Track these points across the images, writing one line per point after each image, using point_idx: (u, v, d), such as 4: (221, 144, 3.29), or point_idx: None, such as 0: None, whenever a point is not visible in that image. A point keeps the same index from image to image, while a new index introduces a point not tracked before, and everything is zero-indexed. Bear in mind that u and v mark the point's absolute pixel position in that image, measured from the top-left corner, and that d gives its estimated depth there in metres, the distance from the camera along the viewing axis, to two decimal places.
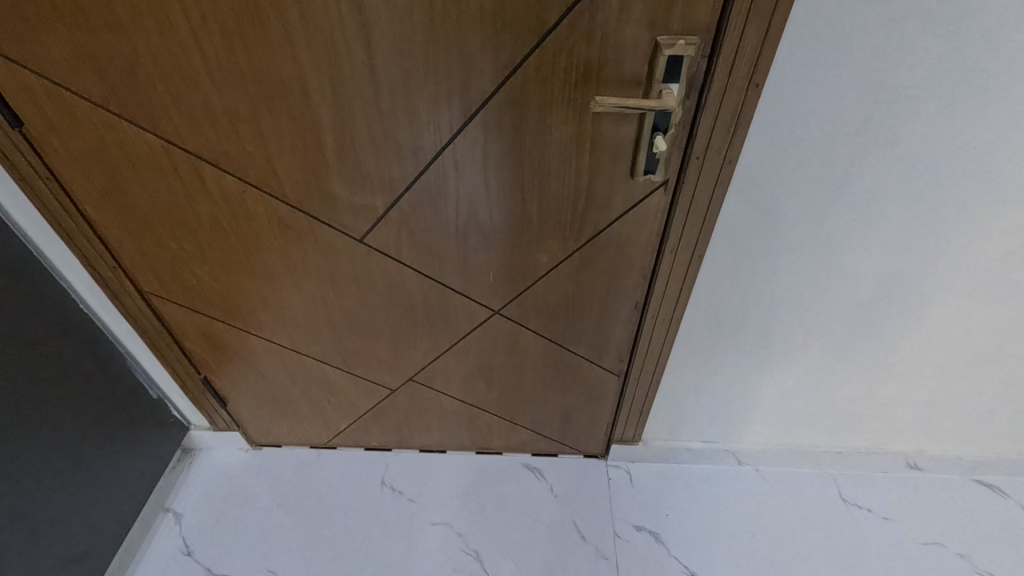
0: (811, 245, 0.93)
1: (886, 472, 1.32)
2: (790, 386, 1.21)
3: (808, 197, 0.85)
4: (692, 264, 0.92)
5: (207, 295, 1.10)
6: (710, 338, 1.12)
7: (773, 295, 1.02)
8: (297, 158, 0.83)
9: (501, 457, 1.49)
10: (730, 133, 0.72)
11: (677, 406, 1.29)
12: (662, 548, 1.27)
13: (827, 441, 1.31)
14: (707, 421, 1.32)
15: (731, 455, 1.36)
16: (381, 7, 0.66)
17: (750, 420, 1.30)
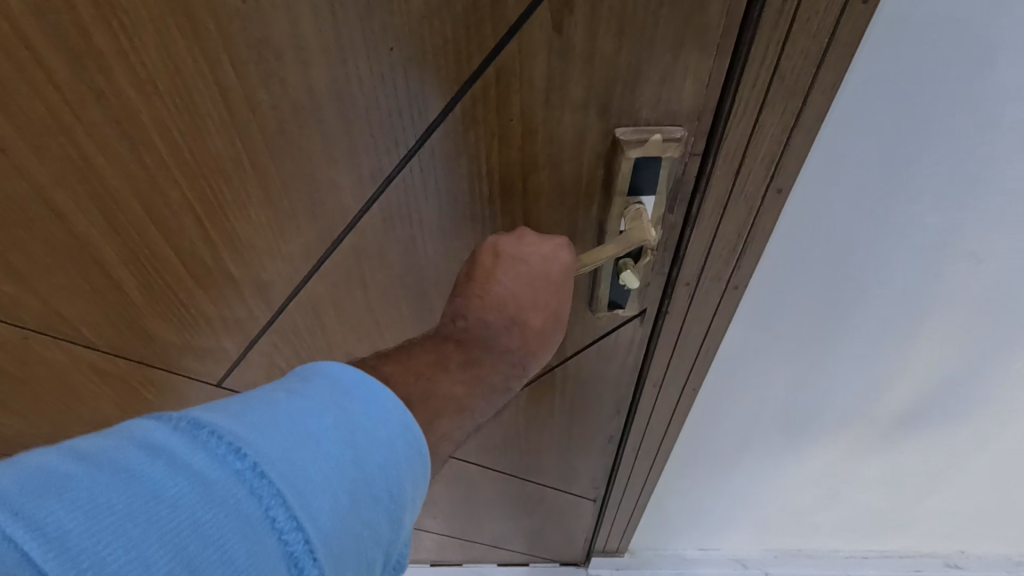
0: (857, 364, 0.67)
1: (920, 569, 1.10)
2: (810, 501, 0.97)
3: (857, 315, 0.59)
4: (685, 396, 0.66)
5: (32, 443, 0.81)
6: (715, 455, 0.87)
7: (801, 416, 0.77)
8: (87, 301, 0.54)
9: (460, 566, 1.24)
10: (735, 256, 0.46)
11: (670, 518, 1.04)
12: None
13: (850, 545, 1.08)
14: (707, 532, 1.08)
15: (735, 562, 1.13)
16: (138, 94, 0.37)
17: (759, 528, 1.06)
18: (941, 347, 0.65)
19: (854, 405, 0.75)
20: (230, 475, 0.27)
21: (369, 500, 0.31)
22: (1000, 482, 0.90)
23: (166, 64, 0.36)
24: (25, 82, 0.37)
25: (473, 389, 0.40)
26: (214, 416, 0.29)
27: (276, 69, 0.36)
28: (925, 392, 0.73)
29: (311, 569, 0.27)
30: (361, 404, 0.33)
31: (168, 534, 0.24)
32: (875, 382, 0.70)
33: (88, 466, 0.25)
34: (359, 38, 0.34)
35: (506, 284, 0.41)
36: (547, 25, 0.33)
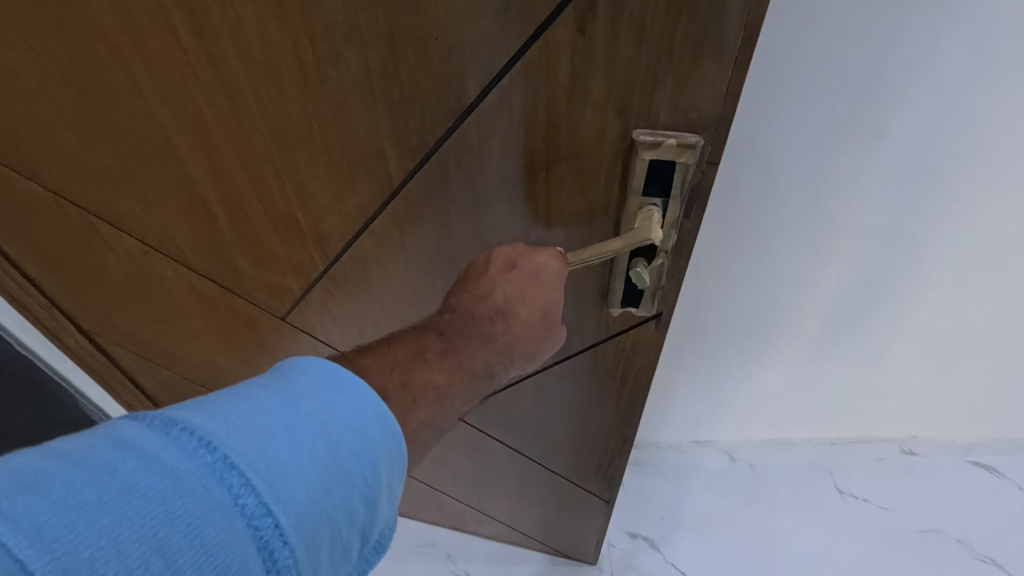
0: (818, 234, 0.79)
1: (880, 458, 1.20)
2: (778, 385, 1.08)
3: (806, 180, 0.71)
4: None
5: (137, 344, 0.93)
6: (704, 340, 1.00)
7: (773, 293, 0.89)
8: (190, 229, 0.63)
9: None
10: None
11: (660, 412, 1.17)
12: (657, 555, 1.17)
13: (820, 433, 1.18)
14: (691, 424, 1.19)
15: (723, 453, 1.22)
16: (235, 60, 0.44)
17: (740, 420, 1.17)
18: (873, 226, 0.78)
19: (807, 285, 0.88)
20: (200, 467, 0.30)
21: (338, 486, 0.34)
22: (936, 356, 1.01)
23: (260, 39, 0.42)
24: (160, 43, 0.44)
25: (452, 377, 0.43)
26: (189, 413, 0.32)
27: (342, 50, 0.41)
28: (864, 271, 0.85)
29: (278, 549, 0.31)
30: (334, 394, 0.36)
31: (137, 523, 0.28)
32: (821, 262, 0.84)
33: (66, 463, 0.29)
34: (412, 25, 0.38)
35: (498, 283, 0.47)
36: (571, 28, 0.36)
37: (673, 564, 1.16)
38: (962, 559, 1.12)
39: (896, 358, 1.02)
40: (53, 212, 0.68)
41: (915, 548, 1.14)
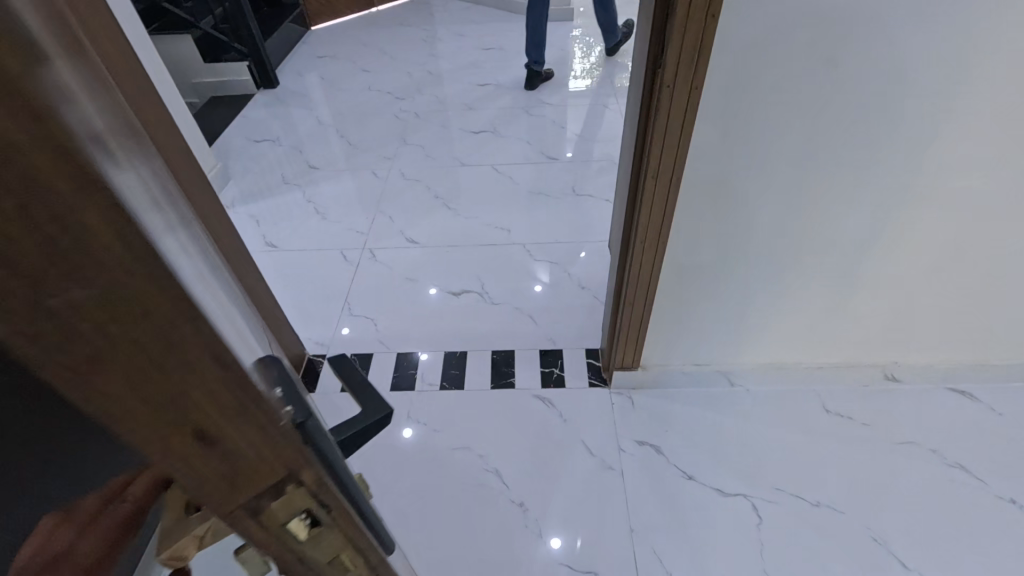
0: (804, 155, 0.98)
1: (864, 385, 1.40)
2: (775, 304, 1.26)
3: (789, 110, 0.90)
4: (674, 181, 0.96)
5: None
6: (715, 265, 1.17)
7: (770, 216, 1.08)
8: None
9: (511, 390, 1.47)
10: (694, 62, 0.80)
11: (676, 341, 1.34)
12: (662, 458, 1.31)
13: (809, 355, 1.37)
14: (702, 345, 1.35)
15: (723, 376, 1.41)
16: None
17: (744, 345, 1.35)
18: (841, 149, 0.97)
19: (789, 210, 1.07)
20: None
21: None
22: (906, 278, 1.20)
23: None
24: None
25: None
26: None
27: None
28: (842, 193, 1.05)
29: None
30: None
31: None
32: (804, 186, 1.03)
33: None
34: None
35: None
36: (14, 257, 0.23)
37: (674, 465, 1.30)
38: (937, 465, 1.27)
39: (871, 278, 1.20)
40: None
41: (897, 460, 1.28)
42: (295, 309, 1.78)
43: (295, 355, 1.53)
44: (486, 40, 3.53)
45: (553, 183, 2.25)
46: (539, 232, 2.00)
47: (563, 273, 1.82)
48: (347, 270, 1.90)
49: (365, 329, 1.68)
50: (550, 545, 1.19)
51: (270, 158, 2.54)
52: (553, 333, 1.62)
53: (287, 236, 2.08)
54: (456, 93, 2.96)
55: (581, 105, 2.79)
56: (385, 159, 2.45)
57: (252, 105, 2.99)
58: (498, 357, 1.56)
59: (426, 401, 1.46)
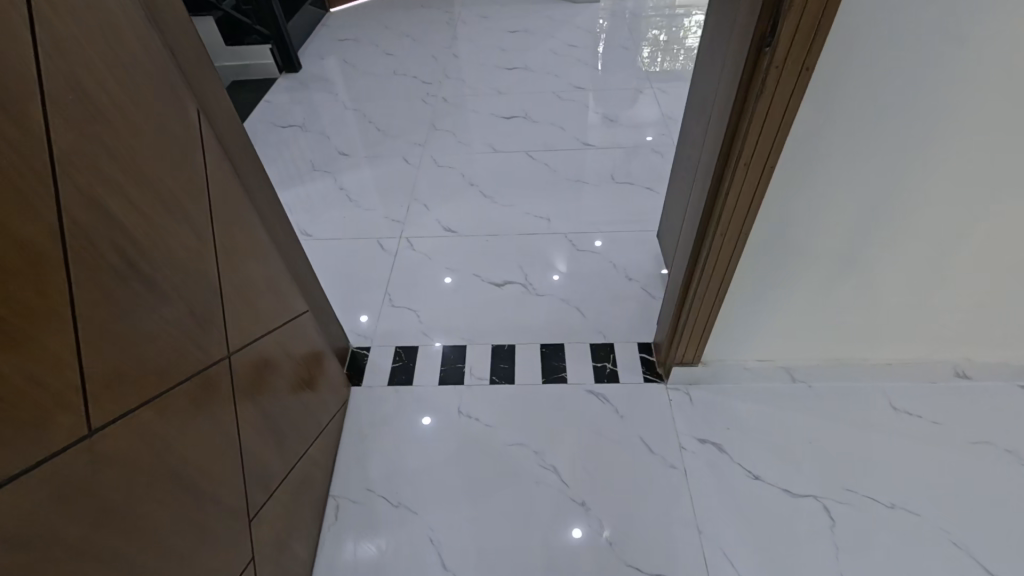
0: (898, 145, 0.92)
1: (932, 382, 1.36)
2: (845, 299, 1.21)
3: (891, 96, 0.85)
4: (767, 170, 0.90)
5: (271, 262, 1.04)
6: (789, 260, 1.12)
7: (853, 208, 1.02)
8: (40, 294, 0.53)
9: (564, 384, 1.43)
10: (809, 40, 0.74)
11: (741, 337, 1.29)
12: (726, 456, 1.27)
13: (876, 352, 1.32)
14: (767, 341, 1.30)
15: (785, 372, 1.37)
16: None
17: (809, 342, 1.30)
18: (944, 136, 0.91)
19: (873, 202, 1.01)
20: None
21: None
22: (989, 272, 1.15)
23: None
24: None
25: None
26: None
27: None
28: (930, 185, 0.99)
29: None
30: None
31: None
32: (892, 177, 0.97)
33: None
34: None
35: None
36: None
37: (739, 464, 1.26)
38: (1012, 466, 1.22)
39: (948, 272, 1.15)
40: (178, 184, 0.76)
41: (969, 462, 1.23)
42: (334, 299, 1.74)
43: (338, 347, 1.49)
44: (509, 22, 3.44)
45: (590, 170, 2.18)
46: (580, 222, 1.95)
47: (608, 263, 1.77)
48: (384, 259, 1.85)
49: (408, 320, 1.64)
50: (572, 534, 1.17)
51: (296, 144, 2.48)
52: (603, 326, 1.57)
53: (320, 225, 2.03)
54: (483, 77, 2.87)
55: (613, 89, 2.71)
56: (415, 146, 2.39)
57: (275, 90, 2.92)
58: (548, 351, 1.51)
59: (475, 395, 1.43)
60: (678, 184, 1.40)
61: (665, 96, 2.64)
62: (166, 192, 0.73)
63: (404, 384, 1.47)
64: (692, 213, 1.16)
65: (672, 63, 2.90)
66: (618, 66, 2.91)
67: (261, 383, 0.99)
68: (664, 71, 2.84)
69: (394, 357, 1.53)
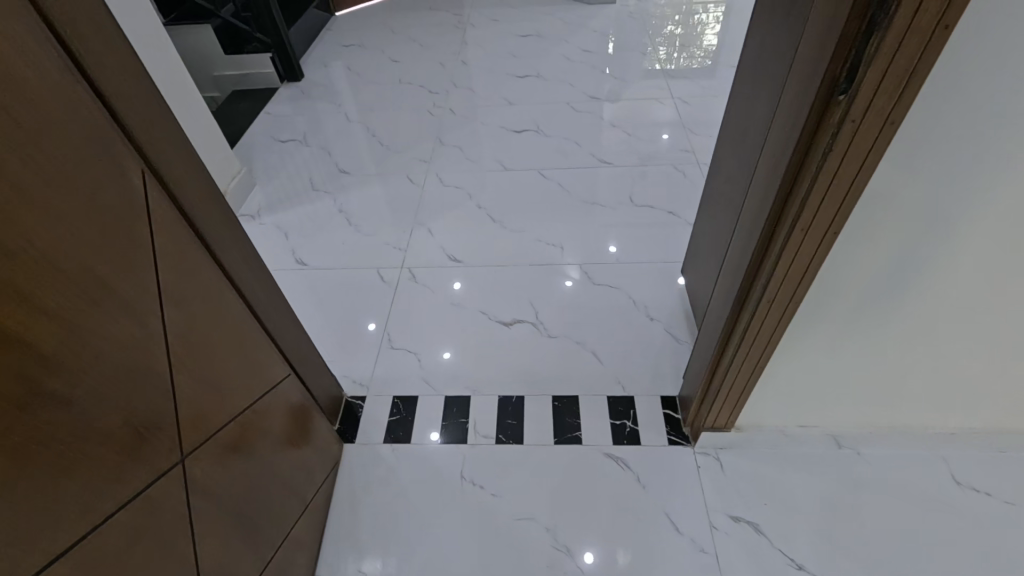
0: (989, 206, 0.76)
1: (1003, 452, 1.19)
2: (906, 365, 1.04)
3: (987, 152, 0.69)
4: (828, 236, 0.74)
5: (243, 332, 0.91)
6: (842, 324, 0.96)
7: (924, 272, 0.86)
8: None
9: (578, 446, 1.29)
10: (897, 92, 0.58)
11: (781, 401, 1.13)
12: (763, 539, 1.12)
13: (939, 420, 1.16)
14: (811, 407, 1.14)
15: (830, 439, 1.21)
16: None
17: (860, 408, 1.14)
18: None
19: (950, 265, 0.85)
20: None
21: None
22: None
23: None
24: None
25: None
26: None
27: None
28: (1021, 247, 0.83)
29: None
30: None
31: None
32: (974, 240, 0.81)
33: None
34: None
35: None
36: None
37: (779, 548, 1.10)
38: None
39: None
40: (109, 270, 0.62)
41: None
42: (328, 338, 1.61)
43: (332, 398, 1.37)
44: (521, 26, 3.28)
45: (608, 191, 2.02)
46: (596, 250, 1.79)
47: (628, 299, 1.61)
48: (384, 293, 1.72)
49: (407, 365, 1.50)
50: (584, 559, 1.12)
51: (295, 160, 2.35)
52: (622, 375, 1.42)
53: (317, 251, 1.90)
54: (493, 86, 2.72)
55: (631, 99, 2.54)
56: (420, 162, 2.25)
57: (276, 100, 2.79)
58: (561, 404, 1.37)
59: (480, 458, 1.29)
60: (710, 221, 1.23)
61: (687, 107, 2.47)
62: (88, 282, 0.60)
63: (402, 442, 1.33)
64: (728, 265, 1.00)
65: (694, 70, 2.72)
66: (636, 74, 2.73)
67: (227, 472, 0.85)
68: (686, 79, 2.66)
69: (392, 409, 1.40)
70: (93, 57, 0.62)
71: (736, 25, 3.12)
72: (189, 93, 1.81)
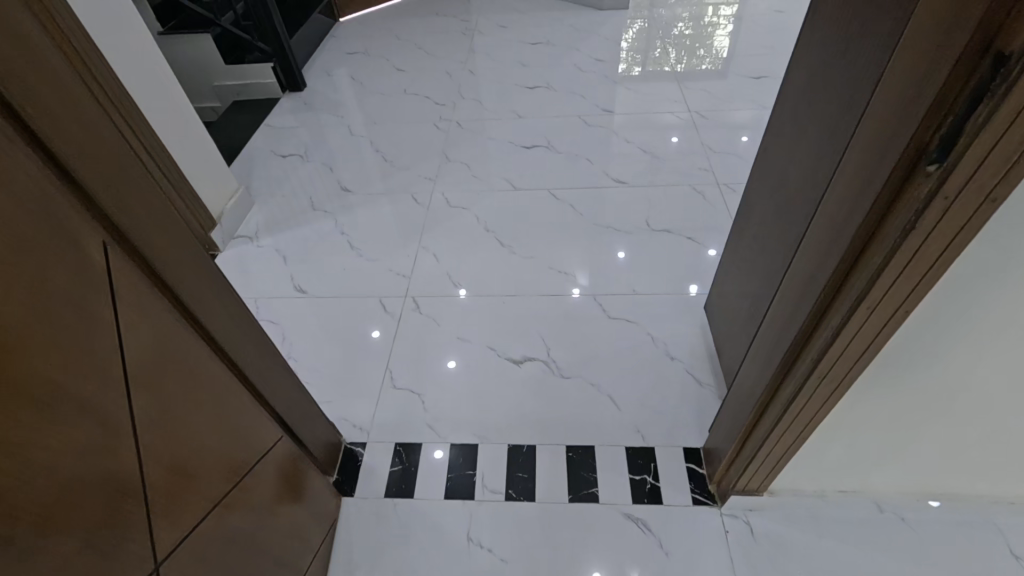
0: None
1: None
2: (967, 436, 0.94)
3: None
4: (897, 314, 0.64)
5: (230, 401, 0.82)
6: (902, 397, 0.85)
7: (1007, 351, 0.75)
8: None
9: (595, 504, 1.19)
10: (1004, 167, 0.48)
11: (821, 466, 1.03)
12: None
13: (994, 487, 1.05)
14: (855, 472, 1.04)
15: (871, 503, 1.11)
16: None
17: (910, 474, 1.04)
18: None
19: None
20: None
21: None
22: None
23: None
24: None
25: None
26: None
27: None
28: None
29: None
30: None
31: None
32: None
33: None
34: None
35: None
36: None
37: None
38: None
39: None
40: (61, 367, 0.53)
41: None
42: (327, 375, 1.51)
43: (330, 447, 1.28)
44: (530, 33, 3.18)
45: (622, 213, 1.92)
46: (611, 279, 1.69)
47: (646, 335, 1.51)
48: (387, 324, 1.62)
49: (411, 407, 1.40)
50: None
51: (295, 176, 2.26)
52: (641, 423, 1.32)
53: (316, 277, 1.80)
54: (502, 98, 2.62)
55: (646, 113, 2.43)
56: (426, 180, 2.15)
57: (277, 112, 2.71)
58: (575, 456, 1.27)
59: (488, 516, 1.19)
60: (743, 262, 1.13)
61: (704, 122, 2.36)
62: (35, 386, 0.50)
63: (404, 496, 1.24)
64: (766, 323, 0.90)
65: (710, 81, 2.62)
66: (650, 85, 2.63)
67: (210, 563, 0.76)
68: (702, 91, 2.55)
69: (393, 458, 1.31)
70: (50, 116, 0.53)
71: (753, 33, 3.01)
72: (187, 115, 1.74)
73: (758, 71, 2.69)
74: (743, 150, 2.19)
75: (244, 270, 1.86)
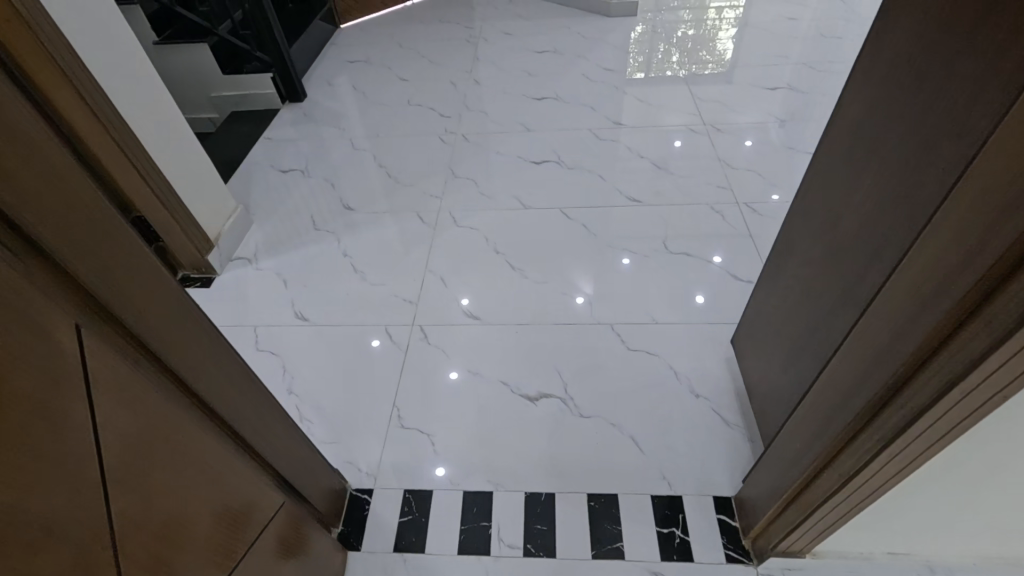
0: None
1: None
2: None
3: None
4: (993, 400, 0.56)
5: (227, 476, 0.74)
6: (975, 471, 0.77)
7: None
8: None
9: (620, 561, 1.11)
10: None
11: (872, 530, 0.95)
12: None
13: None
14: (909, 536, 0.96)
15: (922, 566, 1.02)
16: None
17: (969, 540, 0.95)
18: None
19: None
20: None
21: None
22: None
23: None
24: None
25: None
26: None
27: None
28: None
29: None
30: None
31: None
32: None
33: None
34: None
35: None
36: None
37: None
38: None
39: None
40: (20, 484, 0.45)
41: None
42: (331, 412, 1.43)
43: (334, 496, 1.19)
44: (536, 41, 3.09)
45: (638, 234, 1.84)
46: (628, 306, 1.61)
47: (668, 369, 1.43)
48: (394, 355, 1.54)
49: (420, 449, 1.32)
50: None
51: (295, 193, 2.17)
52: (666, 469, 1.24)
53: (318, 304, 1.72)
54: (509, 110, 2.54)
55: (658, 126, 2.35)
56: (432, 198, 2.07)
57: (277, 123, 2.62)
58: (597, 506, 1.19)
59: (506, 573, 1.11)
60: (784, 304, 1.05)
61: (719, 136, 2.28)
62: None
63: (415, 550, 1.16)
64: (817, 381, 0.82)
65: (723, 92, 2.54)
66: (662, 96, 2.55)
67: None
68: (716, 103, 2.47)
69: (402, 507, 1.22)
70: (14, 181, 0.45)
71: (765, 41, 2.93)
72: (183, 136, 1.66)
73: (772, 81, 2.61)
74: (760, 165, 2.11)
75: (243, 295, 1.77)
